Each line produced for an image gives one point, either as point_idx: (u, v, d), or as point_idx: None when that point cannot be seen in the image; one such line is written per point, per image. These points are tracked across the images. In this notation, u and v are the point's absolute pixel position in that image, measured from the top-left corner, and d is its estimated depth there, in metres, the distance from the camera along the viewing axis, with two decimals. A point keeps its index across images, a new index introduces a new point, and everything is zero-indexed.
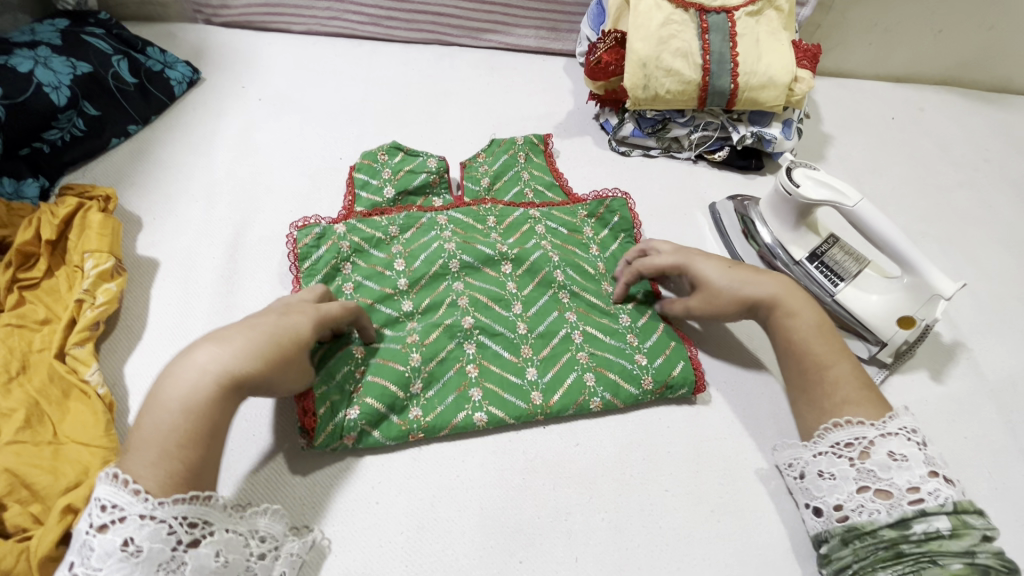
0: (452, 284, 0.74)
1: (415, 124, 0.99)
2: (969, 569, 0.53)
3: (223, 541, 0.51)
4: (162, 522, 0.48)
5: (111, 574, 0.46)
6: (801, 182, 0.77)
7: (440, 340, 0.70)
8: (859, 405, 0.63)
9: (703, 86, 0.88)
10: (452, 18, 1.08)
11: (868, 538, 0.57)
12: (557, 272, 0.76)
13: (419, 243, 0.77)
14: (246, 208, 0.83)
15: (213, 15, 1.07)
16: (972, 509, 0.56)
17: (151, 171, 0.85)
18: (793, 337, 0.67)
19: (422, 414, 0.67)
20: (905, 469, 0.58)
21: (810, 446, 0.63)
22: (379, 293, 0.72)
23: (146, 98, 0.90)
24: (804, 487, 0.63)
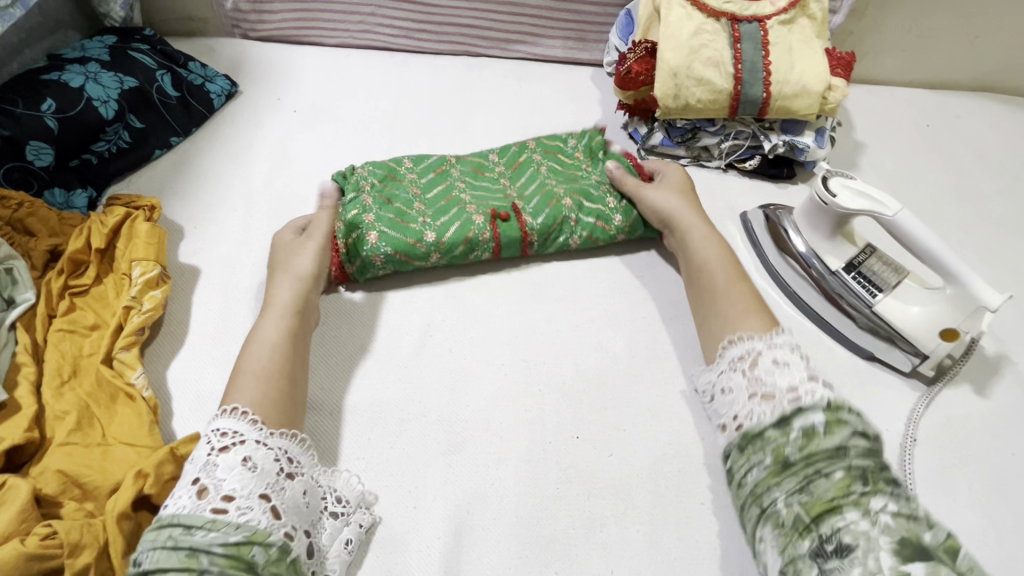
0: (478, 231, 0.80)
1: (445, 134, 1.00)
2: (851, 477, 0.51)
3: (308, 483, 0.58)
4: (272, 449, 0.56)
5: (232, 483, 0.52)
6: (837, 191, 0.76)
7: (456, 234, 0.79)
8: (751, 318, 0.67)
9: (735, 95, 0.88)
10: (481, 29, 1.09)
11: (760, 443, 0.57)
12: (570, 217, 0.82)
13: (453, 219, 0.80)
14: (284, 216, 0.85)
15: (250, 30, 1.10)
16: (845, 407, 0.55)
17: (193, 181, 0.88)
18: (694, 262, 0.76)
19: (442, 255, 0.79)
20: (783, 371, 0.60)
21: (713, 367, 0.67)
22: (405, 244, 0.77)
23: (187, 110, 0.93)
24: (714, 408, 0.66)
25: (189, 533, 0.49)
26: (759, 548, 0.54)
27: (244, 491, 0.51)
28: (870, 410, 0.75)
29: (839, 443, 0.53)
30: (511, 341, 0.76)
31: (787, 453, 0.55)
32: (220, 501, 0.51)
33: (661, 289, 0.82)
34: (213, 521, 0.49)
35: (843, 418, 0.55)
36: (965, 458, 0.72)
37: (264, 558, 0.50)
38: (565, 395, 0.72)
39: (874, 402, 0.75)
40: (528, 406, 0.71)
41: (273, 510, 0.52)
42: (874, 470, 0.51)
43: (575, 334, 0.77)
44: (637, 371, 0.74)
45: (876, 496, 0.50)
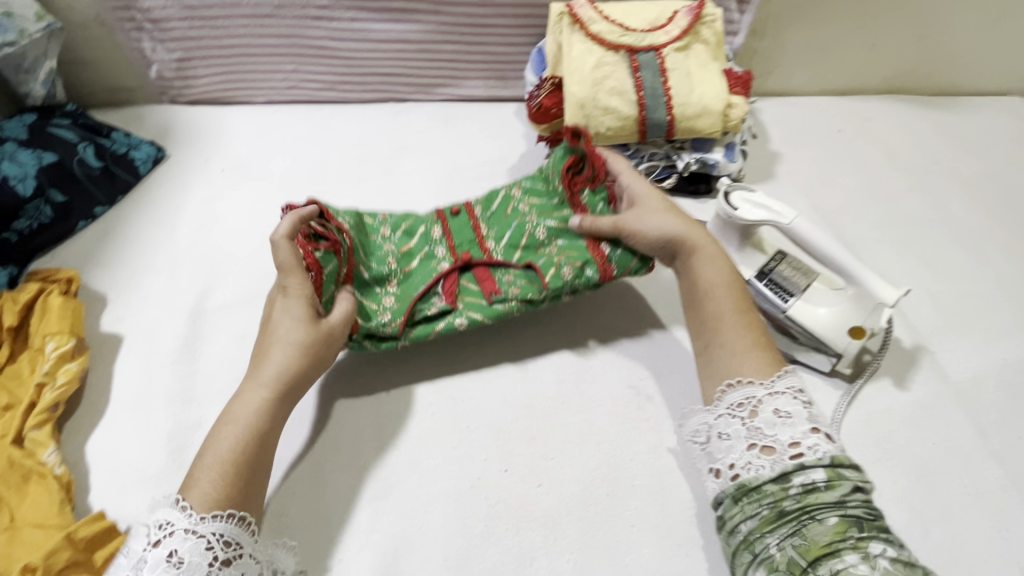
0: (435, 251, 0.79)
1: (372, 180, 1.03)
2: (845, 522, 0.53)
3: (247, 565, 0.56)
4: (203, 538, 0.54)
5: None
6: (738, 205, 0.79)
7: (416, 245, 0.79)
8: (748, 358, 0.65)
9: (641, 120, 0.92)
10: (403, 77, 1.13)
11: (756, 495, 0.57)
12: (530, 218, 0.78)
13: (418, 271, 0.77)
14: (209, 276, 0.85)
15: (177, 95, 1.12)
16: (846, 462, 0.57)
17: (117, 249, 0.89)
18: (700, 283, 0.72)
19: (399, 264, 0.78)
20: (784, 420, 0.60)
21: (762, 384, 0.63)
22: (376, 258, 0.78)
23: (111, 180, 0.95)
24: (711, 450, 0.63)
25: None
26: None
27: None
28: None
29: (839, 498, 0.55)
30: (438, 380, 0.76)
31: (784, 505, 0.56)
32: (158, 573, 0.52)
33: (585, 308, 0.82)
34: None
35: (842, 468, 0.57)
36: (889, 452, 0.73)
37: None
38: (491, 429, 0.72)
39: None
40: (455, 443, 0.71)
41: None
42: (869, 520, 0.54)
43: (501, 366, 0.77)
44: (562, 398, 0.75)
45: (873, 542, 0.52)
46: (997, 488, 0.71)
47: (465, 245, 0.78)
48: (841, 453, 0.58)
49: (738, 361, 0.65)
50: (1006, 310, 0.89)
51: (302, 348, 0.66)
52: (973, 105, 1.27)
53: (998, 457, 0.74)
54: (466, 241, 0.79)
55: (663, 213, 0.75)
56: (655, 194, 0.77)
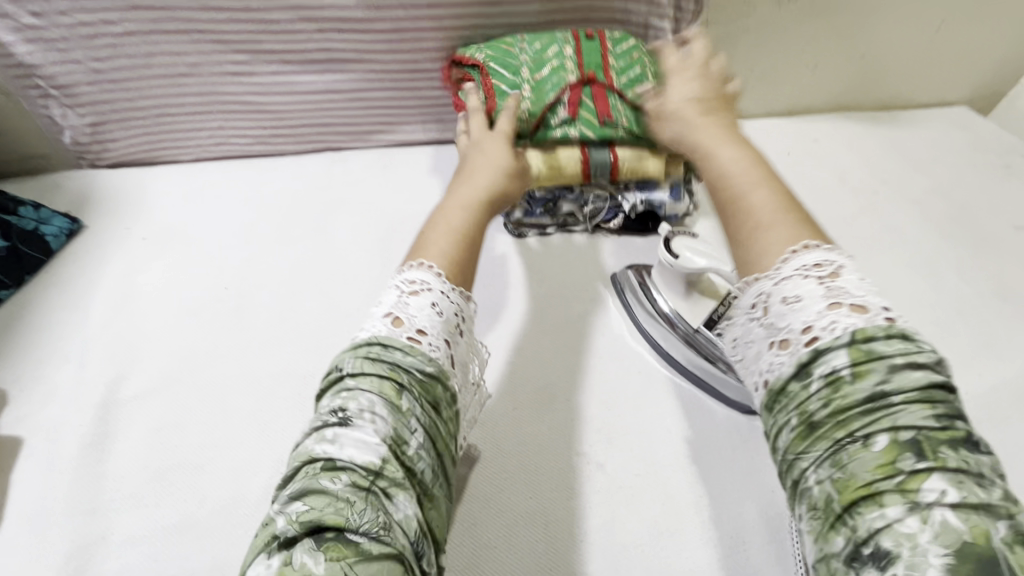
0: (564, 73, 0.88)
1: (306, 238, 0.97)
2: (896, 445, 0.41)
3: (467, 354, 0.60)
4: (444, 294, 0.59)
5: (424, 321, 0.56)
6: (679, 252, 0.75)
7: (547, 75, 0.89)
8: (772, 228, 0.56)
9: (584, 161, 0.89)
10: (336, 125, 1.08)
11: (785, 401, 0.48)
12: (614, 73, 0.89)
13: (548, 80, 0.89)
14: (123, 360, 0.79)
15: (97, 159, 1.06)
16: (875, 333, 0.45)
17: (23, 337, 0.82)
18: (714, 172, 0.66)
19: (532, 93, 0.88)
20: (813, 295, 0.49)
21: (768, 275, 0.53)
22: (507, 79, 0.89)
23: (18, 258, 0.88)
24: (767, 322, 0.52)
25: (390, 352, 0.53)
26: (798, 530, 0.46)
27: (433, 330, 0.55)
28: (755, 471, 0.71)
29: (875, 390, 0.43)
30: None
31: (813, 411, 0.45)
32: (416, 333, 0.54)
33: (531, 372, 0.81)
34: (410, 347, 0.53)
35: (905, 338, 0.45)
36: None
37: (444, 399, 0.54)
38: None
39: (758, 462, 0.72)
40: None
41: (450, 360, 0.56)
42: (931, 432, 0.41)
43: None
44: (507, 474, 0.71)
45: (931, 477, 0.39)
46: None
47: (592, 66, 0.89)
48: (893, 323, 0.46)
49: (760, 233, 0.57)
50: (964, 336, 0.87)
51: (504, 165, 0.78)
52: (917, 119, 1.27)
53: None
54: (555, 98, 0.87)
55: (683, 107, 0.78)
56: (688, 101, 0.78)
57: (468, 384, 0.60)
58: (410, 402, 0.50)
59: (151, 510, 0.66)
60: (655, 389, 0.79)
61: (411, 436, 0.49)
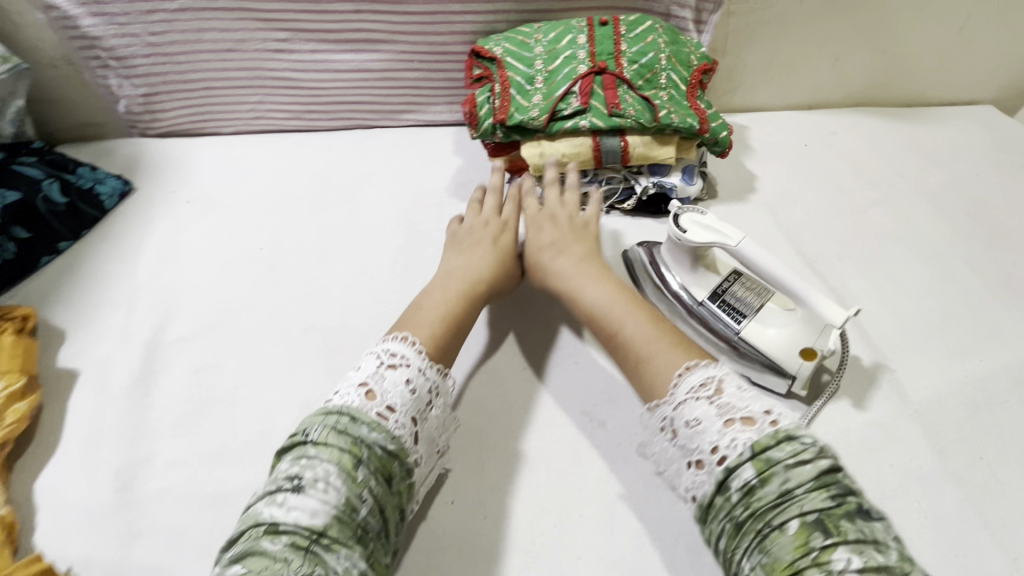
0: (576, 64, 0.94)
1: (335, 207, 1.03)
2: (805, 528, 0.51)
3: (441, 421, 0.68)
4: (424, 374, 0.66)
5: (395, 398, 0.62)
6: (688, 227, 0.79)
7: (560, 64, 0.94)
8: (678, 351, 0.68)
9: (595, 146, 0.93)
10: (368, 104, 1.14)
11: (714, 511, 0.57)
12: (627, 62, 0.94)
13: (560, 71, 0.94)
14: (167, 308, 0.86)
15: (147, 128, 1.14)
16: (767, 443, 0.55)
17: (79, 283, 0.90)
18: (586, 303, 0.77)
19: (543, 86, 0.94)
20: (710, 419, 0.59)
21: (668, 400, 0.63)
22: (522, 72, 0.95)
23: (76, 215, 0.96)
24: (679, 442, 0.61)
25: (356, 425, 0.59)
26: None
27: (402, 406, 0.62)
28: None
29: (782, 489, 0.53)
30: None
31: (737, 517, 0.55)
32: (383, 408, 0.61)
33: (541, 339, 0.86)
34: (375, 423, 0.60)
35: (790, 437, 0.56)
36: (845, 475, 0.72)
37: (399, 475, 0.60)
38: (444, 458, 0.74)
39: None
40: None
41: (414, 435, 0.63)
42: (829, 510, 0.51)
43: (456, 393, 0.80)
44: (513, 429, 0.77)
45: (838, 549, 0.49)
46: (957, 513, 0.69)
47: (605, 55, 0.94)
48: (777, 428, 0.56)
49: (665, 359, 0.67)
50: (970, 325, 0.88)
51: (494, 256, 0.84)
52: (939, 116, 1.27)
53: (957, 478, 0.72)
54: (562, 91, 0.92)
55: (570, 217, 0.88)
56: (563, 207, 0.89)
57: (433, 449, 0.67)
58: (365, 474, 0.56)
59: (191, 438, 0.73)
60: None
61: (359, 505, 0.55)
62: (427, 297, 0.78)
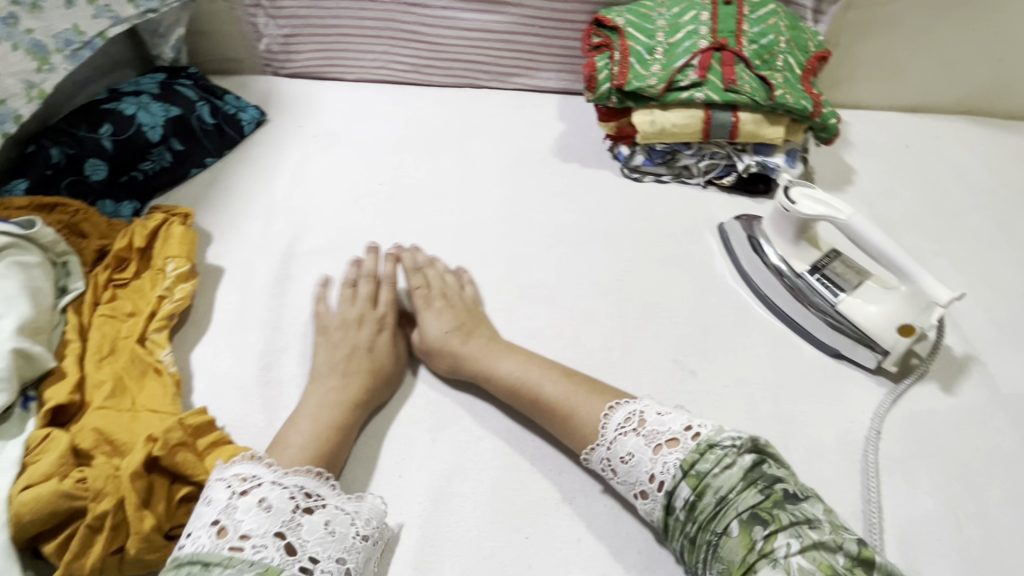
0: (697, 39, 0.98)
1: (447, 155, 1.11)
2: (743, 527, 0.54)
3: (331, 514, 0.60)
4: (287, 488, 0.60)
5: (249, 523, 0.56)
6: (797, 199, 0.83)
7: (680, 38, 0.99)
8: (594, 399, 0.69)
9: (706, 119, 0.97)
10: (482, 64, 1.21)
11: (673, 532, 0.61)
12: (747, 41, 0.97)
13: (680, 45, 0.98)
14: (299, 226, 0.96)
15: (280, 68, 1.24)
16: (693, 458, 0.59)
17: (224, 195, 1.00)
18: (511, 380, 0.74)
19: (662, 57, 0.98)
20: (642, 451, 0.63)
21: (600, 442, 0.66)
22: (642, 43, 1.00)
23: (221, 136, 1.06)
24: (621, 479, 0.65)
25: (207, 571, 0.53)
26: None
27: (258, 530, 0.55)
28: (835, 403, 0.79)
29: (719, 498, 0.57)
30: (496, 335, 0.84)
31: (689, 532, 0.59)
32: (236, 540, 0.55)
33: (636, 292, 0.91)
34: (228, 559, 0.54)
35: (713, 446, 0.60)
36: (928, 449, 0.75)
37: None
38: None
39: (839, 396, 0.79)
40: None
41: (286, 547, 0.56)
42: (760, 505, 0.55)
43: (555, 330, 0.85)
44: (607, 368, 0.82)
45: (777, 536, 0.53)
46: None
47: (726, 33, 0.98)
48: (698, 440, 0.60)
49: (583, 407, 0.69)
50: None
51: (370, 364, 0.76)
52: None
53: None
54: (681, 64, 0.97)
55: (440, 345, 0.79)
56: (441, 335, 0.79)
57: (335, 548, 0.58)
58: None
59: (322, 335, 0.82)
60: (749, 323, 0.87)
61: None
62: (307, 425, 0.69)
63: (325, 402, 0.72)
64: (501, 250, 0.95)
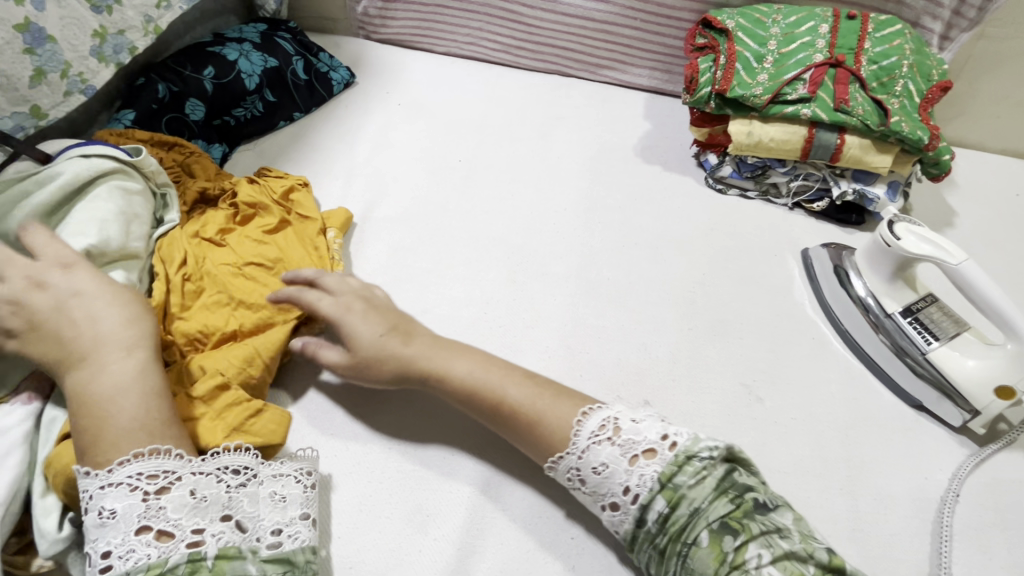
0: (812, 52, 0.93)
1: (527, 140, 1.09)
2: (716, 537, 0.54)
3: (193, 482, 0.55)
4: (121, 484, 0.53)
5: (104, 540, 0.51)
6: (902, 235, 0.77)
7: (793, 49, 0.94)
8: (566, 401, 0.64)
9: (809, 138, 0.91)
10: (575, 52, 1.18)
11: (639, 543, 0.58)
12: (867, 61, 0.92)
13: (793, 56, 0.93)
14: (376, 191, 0.96)
15: (373, 32, 1.25)
16: (670, 472, 0.56)
17: (308, 151, 1.01)
18: (466, 385, 0.66)
19: (771, 67, 0.94)
20: (617, 462, 0.58)
21: (571, 451, 0.60)
22: (751, 48, 0.95)
23: (311, 92, 1.08)
24: (590, 489, 0.60)
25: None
26: None
27: (118, 542, 0.51)
28: (910, 456, 0.74)
29: (691, 509, 0.55)
30: (560, 329, 0.83)
31: (660, 544, 0.56)
32: (100, 561, 0.51)
33: (708, 307, 0.87)
34: None
35: (692, 458, 0.57)
36: (1009, 521, 0.69)
37: None
38: (602, 383, 0.78)
39: (916, 451, 0.74)
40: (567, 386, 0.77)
41: (158, 536, 0.52)
42: (730, 514, 0.54)
43: (620, 333, 0.83)
44: (668, 380, 0.79)
45: (748, 547, 0.52)
46: None
47: (844, 50, 0.92)
48: (677, 452, 0.57)
49: (553, 432, 0.61)
50: None
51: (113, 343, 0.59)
52: None
53: None
54: (790, 76, 0.92)
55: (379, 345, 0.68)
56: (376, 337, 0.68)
57: (213, 509, 0.55)
58: None
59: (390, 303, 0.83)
60: (825, 357, 0.83)
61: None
62: (124, 418, 0.55)
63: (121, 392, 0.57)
64: (572, 244, 0.93)
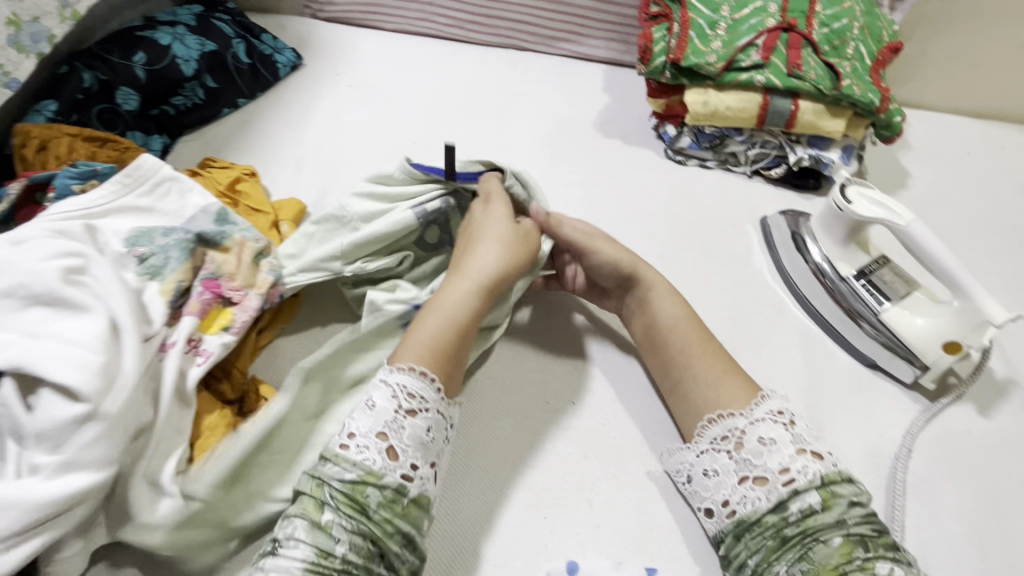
0: (763, 17, 0.92)
1: (484, 118, 1.06)
2: (849, 542, 0.53)
3: (433, 420, 0.57)
4: (391, 387, 0.57)
5: (355, 423, 0.56)
6: (853, 199, 0.78)
7: (746, 14, 0.93)
8: (728, 379, 0.66)
9: (764, 105, 0.91)
10: (530, 26, 1.16)
11: (757, 529, 0.58)
12: (818, 24, 0.91)
13: (745, 22, 0.92)
14: (329, 177, 0.93)
15: (319, 10, 1.20)
16: (837, 479, 0.57)
17: (255, 139, 0.97)
18: (658, 324, 0.72)
19: (724, 34, 0.93)
20: (784, 441, 0.59)
21: (742, 414, 0.62)
22: (705, 15, 0.94)
23: (255, 76, 1.03)
24: (742, 457, 0.61)
25: (324, 463, 0.55)
26: None
27: (363, 431, 0.55)
28: (868, 415, 0.76)
29: (838, 517, 0.55)
30: (523, 310, 0.82)
31: (784, 534, 0.56)
32: (344, 438, 0.55)
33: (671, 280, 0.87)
34: (337, 456, 0.54)
35: (848, 478, 0.58)
36: (959, 471, 0.72)
37: (378, 499, 0.53)
38: (567, 362, 0.78)
39: (874, 410, 0.76)
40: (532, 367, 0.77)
41: (388, 452, 0.54)
42: (872, 536, 0.54)
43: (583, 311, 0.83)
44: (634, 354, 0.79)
45: (879, 561, 0.52)
46: None
47: (796, 14, 0.92)
48: (841, 468, 0.58)
49: (713, 395, 0.65)
50: None
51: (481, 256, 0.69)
52: None
53: None
54: (743, 42, 0.91)
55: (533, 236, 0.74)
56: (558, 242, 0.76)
57: (432, 454, 0.57)
58: (331, 516, 0.52)
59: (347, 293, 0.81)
60: (784, 323, 0.84)
61: (336, 545, 0.51)
62: (425, 338, 0.62)
63: (448, 296, 0.65)
64: None
